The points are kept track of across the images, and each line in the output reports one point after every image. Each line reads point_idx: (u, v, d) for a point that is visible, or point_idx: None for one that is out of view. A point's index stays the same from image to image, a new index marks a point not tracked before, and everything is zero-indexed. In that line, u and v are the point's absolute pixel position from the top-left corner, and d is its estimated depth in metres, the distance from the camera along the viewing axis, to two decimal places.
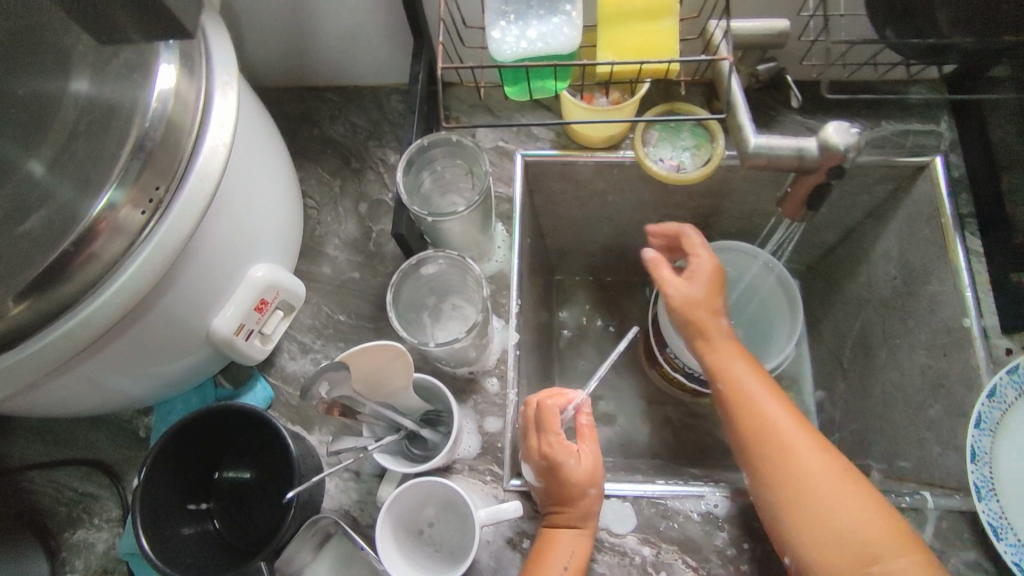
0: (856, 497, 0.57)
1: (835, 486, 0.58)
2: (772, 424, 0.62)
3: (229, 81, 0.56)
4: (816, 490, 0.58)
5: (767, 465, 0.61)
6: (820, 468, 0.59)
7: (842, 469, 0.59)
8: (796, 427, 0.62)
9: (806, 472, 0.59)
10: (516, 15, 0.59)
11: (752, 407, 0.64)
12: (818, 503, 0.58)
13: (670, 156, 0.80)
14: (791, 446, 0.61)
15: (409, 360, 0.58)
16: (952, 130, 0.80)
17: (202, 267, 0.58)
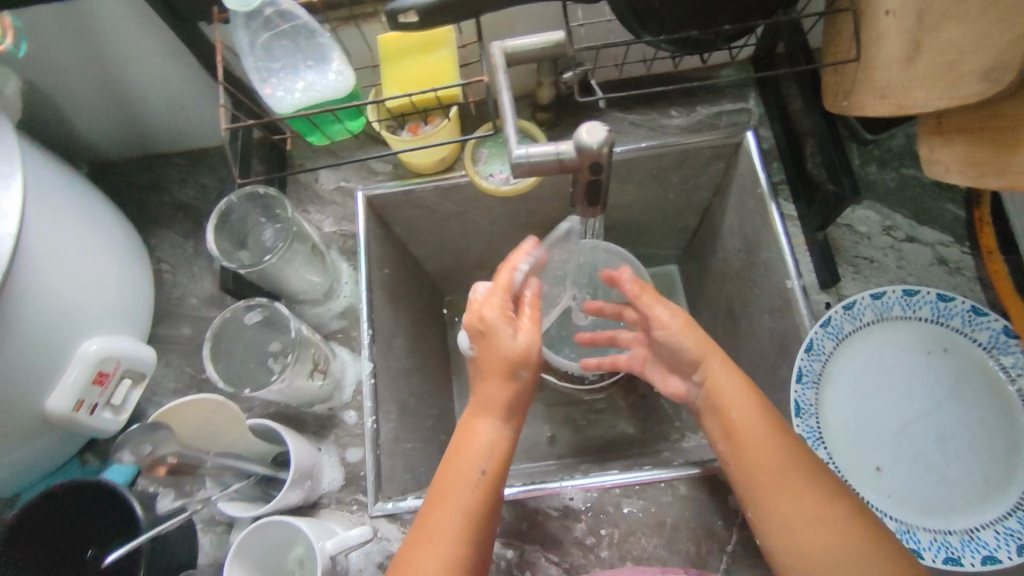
0: (818, 508, 0.52)
1: (811, 506, 0.52)
2: (751, 432, 0.57)
3: (11, 172, 0.57)
4: (784, 503, 0.53)
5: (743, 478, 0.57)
6: (791, 481, 0.54)
7: (821, 486, 0.53)
8: (773, 429, 0.56)
9: (772, 482, 0.54)
10: (286, 68, 0.62)
11: (732, 415, 0.58)
12: (786, 522, 0.53)
13: (500, 169, 0.83)
14: (761, 460, 0.55)
15: (237, 409, 0.60)
16: (759, 106, 0.84)
17: (18, 354, 0.59)
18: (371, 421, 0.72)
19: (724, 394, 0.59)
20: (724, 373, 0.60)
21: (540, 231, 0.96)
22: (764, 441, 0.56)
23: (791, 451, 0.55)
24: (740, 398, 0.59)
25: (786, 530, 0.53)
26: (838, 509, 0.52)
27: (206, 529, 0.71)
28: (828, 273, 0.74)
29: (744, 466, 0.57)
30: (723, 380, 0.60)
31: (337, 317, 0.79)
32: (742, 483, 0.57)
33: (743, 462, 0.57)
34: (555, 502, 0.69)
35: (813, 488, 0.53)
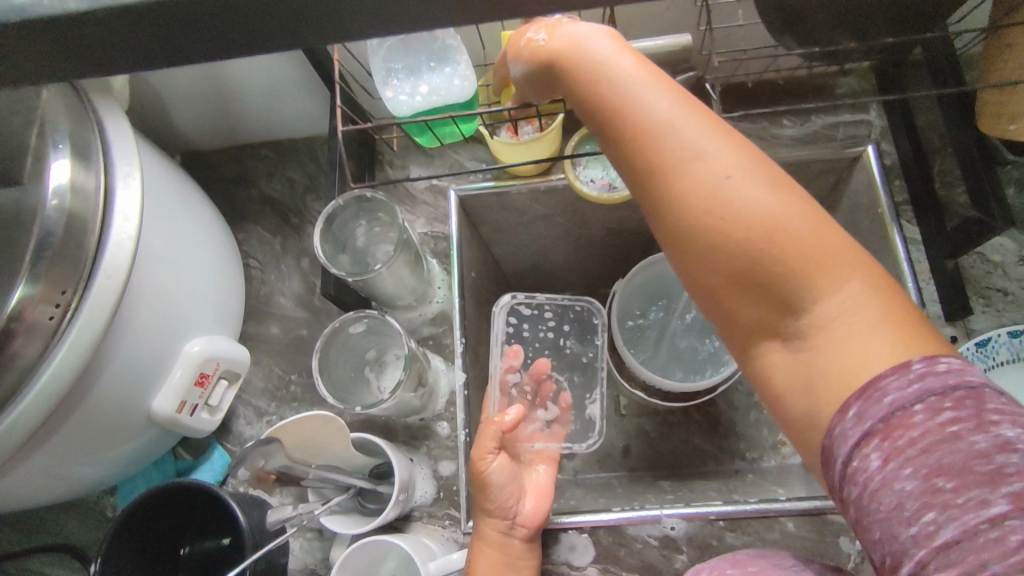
0: (821, 256, 0.40)
1: (810, 265, 0.39)
2: (713, 147, 0.41)
3: (130, 171, 0.58)
4: (778, 284, 0.40)
5: (708, 263, 0.42)
6: (799, 252, 0.39)
7: (825, 248, 0.40)
8: (766, 192, 0.40)
9: (775, 240, 0.40)
10: (407, 70, 0.59)
11: (708, 201, 0.41)
12: (783, 302, 0.40)
13: (601, 175, 0.79)
14: (744, 210, 0.40)
15: (342, 423, 0.58)
16: (882, 118, 0.78)
17: (128, 356, 0.59)
18: (465, 434, 0.70)
19: (717, 181, 0.40)
20: (707, 144, 0.41)
21: (628, 239, 0.92)
22: (760, 215, 0.40)
23: (804, 223, 0.40)
24: (739, 169, 0.41)
25: (757, 274, 0.40)
26: (868, 291, 0.39)
27: (296, 534, 0.71)
28: (955, 307, 0.69)
29: (714, 228, 0.41)
30: (688, 136, 0.41)
31: (429, 324, 0.77)
32: (691, 229, 0.42)
33: (697, 212, 0.41)
34: (656, 531, 0.67)
35: (740, 162, 0.41)
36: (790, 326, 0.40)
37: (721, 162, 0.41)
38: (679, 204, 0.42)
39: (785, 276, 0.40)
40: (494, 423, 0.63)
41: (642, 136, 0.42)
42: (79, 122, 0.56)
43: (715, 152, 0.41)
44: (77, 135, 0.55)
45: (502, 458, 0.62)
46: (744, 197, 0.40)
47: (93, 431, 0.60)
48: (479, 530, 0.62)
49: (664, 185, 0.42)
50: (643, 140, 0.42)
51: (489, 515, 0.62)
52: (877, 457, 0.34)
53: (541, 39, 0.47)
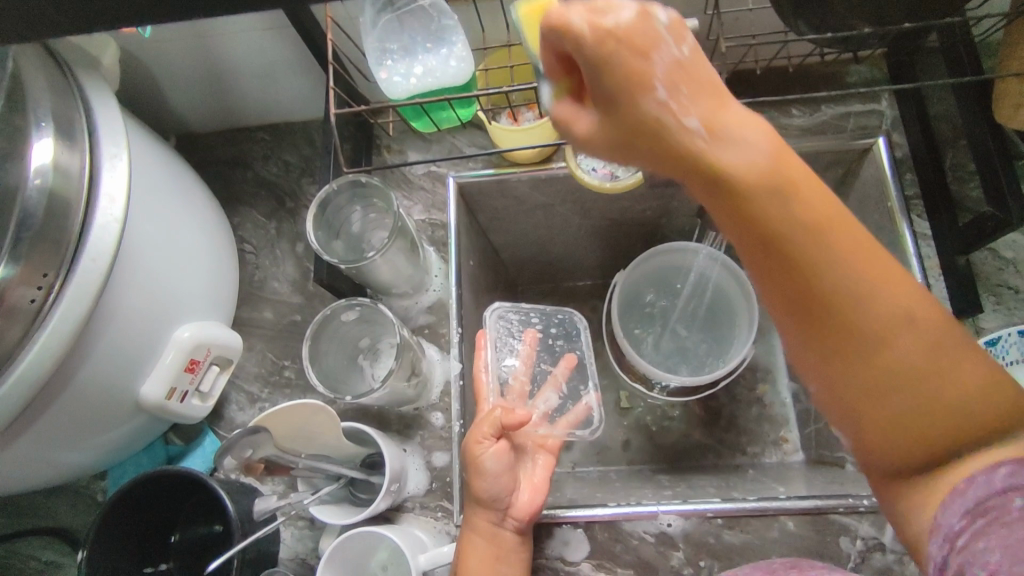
0: (946, 345, 0.35)
1: (942, 363, 0.35)
2: (845, 238, 0.34)
3: (118, 152, 0.56)
4: (924, 394, 0.35)
5: (850, 375, 0.36)
6: (920, 351, 0.35)
7: (948, 326, 0.36)
8: (890, 286, 0.35)
9: (911, 367, 0.35)
10: (403, 51, 0.57)
11: (841, 308, 0.35)
12: (927, 407, 0.35)
13: (603, 163, 0.77)
14: (880, 317, 0.35)
15: (333, 413, 0.57)
16: (893, 107, 0.76)
17: (114, 341, 0.57)
18: (459, 425, 0.69)
19: (837, 291, 0.35)
20: (820, 238, 0.34)
21: (630, 229, 0.90)
22: (916, 352, 0.35)
23: (920, 310, 0.35)
24: (866, 265, 0.34)
25: (907, 382, 0.35)
26: (976, 369, 0.35)
27: (287, 522, 0.70)
28: (964, 303, 0.67)
29: (850, 336, 0.35)
30: (842, 280, 0.34)
31: (425, 312, 0.76)
32: (832, 343, 0.36)
33: (833, 319, 0.35)
34: (651, 528, 0.65)
35: (920, 314, 0.35)
36: (949, 454, 0.36)
37: (844, 270, 0.34)
38: (817, 317, 0.36)
39: (930, 381, 0.35)
40: (495, 411, 0.62)
41: (756, 224, 0.34)
42: (65, 100, 0.55)
43: (845, 265, 0.34)
44: (61, 114, 0.54)
45: (500, 445, 0.60)
46: (902, 330, 0.35)
47: (79, 416, 0.59)
48: (470, 519, 0.60)
49: (790, 291, 0.36)
50: (775, 240, 0.34)
51: (481, 506, 0.60)
52: (1008, 469, 0.34)
53: (578, 16, 0.33)
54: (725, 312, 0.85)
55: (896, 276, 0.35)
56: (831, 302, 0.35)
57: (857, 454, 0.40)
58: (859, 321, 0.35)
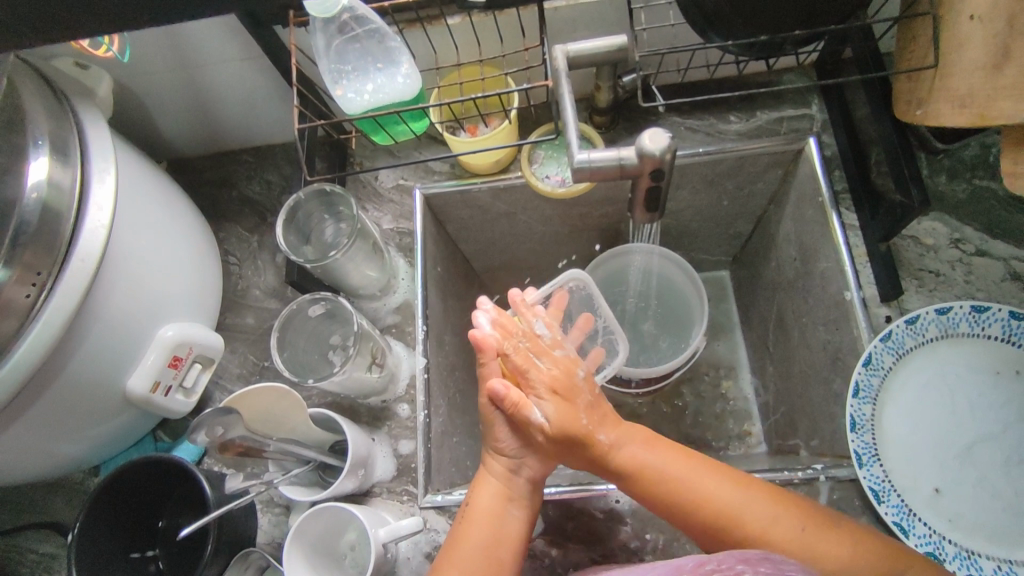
0: (783, 515, 0.57)
1: (771, 521, 0.57)
2: (743, 504, 0.58)
3: (106, 167, 0.64)
4: (750, 524, 0.57)
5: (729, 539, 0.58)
6: (756, 510, 0.58)
7: (771, 499, 0.58)
8: (724, 477, 0.61)
9: (775, 539, 0.56)
10: (356, 71, 0.65)
11: (681, 482, 0.61)
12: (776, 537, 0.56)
13: (556, 172, 0.84)
14: (734, 505, 0.58)
15: (298, 397, 0.63)
16: (822, 111, 0.83)
17: (101, 335, 0.64)
18: (423, 414, 0.74)
19: (673, 475, 0.61)
20: (643, 447, 0.64)
21: (591, 234, 0.96)
22: (772, 516, 0.57)
23: (736, 482, 0.60)
24: (671, 461, 0.62)
25: (752, 535, 0.57)
26: (799, 513, 0.57)
27: (265, 510, 0.75)
28: (889, 287, 0.72)
29: (727, 526, 0.58)
30: (716, 492, 0.59)
31: (392, 313, 0.82)
32: (700, 521, 0.59)
33: (720, 521, 0.58)
34: (601, 504, 0.70)
35: (803, 516, 0.57)
36: None
37: (719, 487, 0.60)
38: (678, 500, 0.60)
39: (776, 541, 0.56)
40: (488, 344, 0.66)
41: (633, 471, 0.63)
42: (61, 125, 0.63)
43: (721, 487, 0.59)
44: (55, 134, 0.61)
45: (543, 407, 0.63)
46: (809, 549, 0.54)
47: (71, 405, 0.65)
48: (487, 463, 0.65)
49: (720, 530, 0.58)
50: (678, 492, 0.60)
51: (496, 452, 0.65)
52: None
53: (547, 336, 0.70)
54: (682, 306, 0.91)
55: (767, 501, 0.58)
56: (732, 526, 0.57)
57: None
58: (701, 496, 0.59)
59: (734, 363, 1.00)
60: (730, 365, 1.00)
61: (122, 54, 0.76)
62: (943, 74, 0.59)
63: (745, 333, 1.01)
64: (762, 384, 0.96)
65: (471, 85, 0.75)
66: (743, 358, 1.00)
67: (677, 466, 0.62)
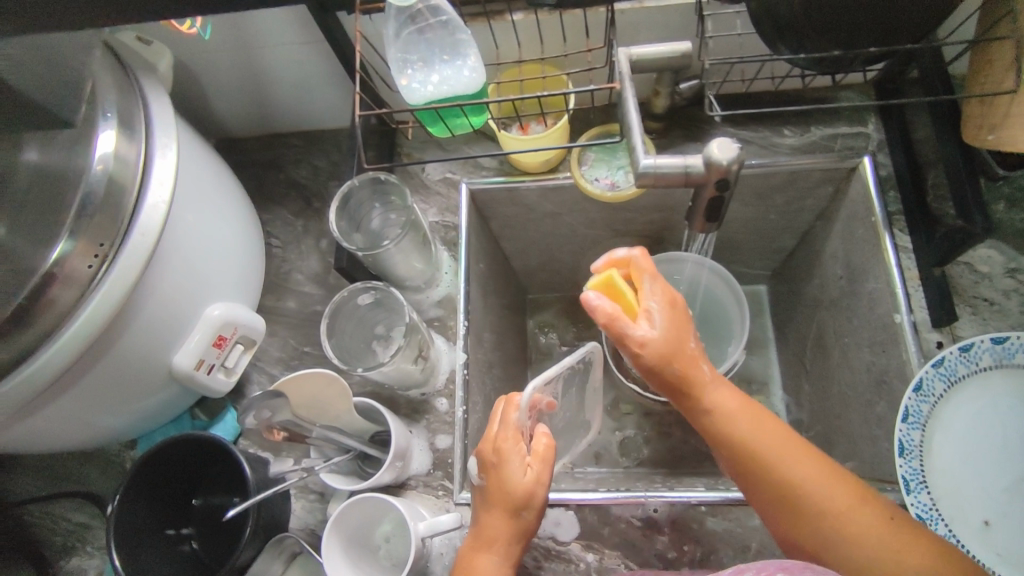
0: (868, 519, 0.54)
1: (852, 512, 0.54)
2: (829, 498, 0.55)
3: (169, 143, 0.64)
4: (829, 522, 0.54)
5: (808, 539, 0.55)
6: (833, 495, 0.55)
7: (854, 489, 0.55)
8: (809, 458, 0.57)
9: (853, 546, 0.53)
10: (422, 62, 0.65)
11: (770, 456, 0.57)
12: (826, 521, 0.54)
13: (605, 174, 0.83)
14: (821, 504, 0.55)
15: (346, 385, 0.63)
16: (880, 130, 0.82)
17: (153, 311, 0.64)
18: (462, 410, 0.73)
19: (755, 447, 0.58)
20: (719, 413, 0.60)
21: (633, 239, 0.96)
22: (855, 518, 0.54)
23: (825, 469, 0.56)
24: (757, 425, 0.59)
25: (846, 552, 0.53)
26: (875, 509, 0.54)
27: (299, 495, 0.75)
28: (942, 313, 0.71)
29: (812, 526, 0.55)
30: (797, 474, 0.56)
31: (435, 306, 0.82)
32: (771, 496, 0.57)
33: (797, 512, 0.55)
34: (639, 512, 0.69)
35: (878, 514, 0.54)
36: None
37: (806, 472, 0.56)
38: (764, 475, 0.57)
39: (847, 539, 0.54)
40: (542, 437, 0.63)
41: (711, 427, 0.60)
42: (126, 97, 0.63)
43: (804, 468, 0.56)
44: (122, 107, 0.61)
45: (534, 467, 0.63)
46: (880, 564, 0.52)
47: (118, 378, 0.65)
48: (488, 530, 0.60)
49: (792, 518, 0.56)
50: (754, 463, 0.57)
51: (495, 509, 0.61)
52: None
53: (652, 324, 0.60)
54: (721, 318, 0.90)
55: (853, 496, 0.55)
56: (814, 529, 0.55)
57: None
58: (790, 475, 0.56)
59: (767, 378, 0.99)
60: (763, 380, 1.00)
61: (204, 32, 0.76)
62: (1021, 101, 0.58)
63: (780, 349, 1.01)
64: (795, 402, 0.95)
65: (532, 83, 0.74)
66: (776, 373, 1.00)
67: (790, 442, 0.58)
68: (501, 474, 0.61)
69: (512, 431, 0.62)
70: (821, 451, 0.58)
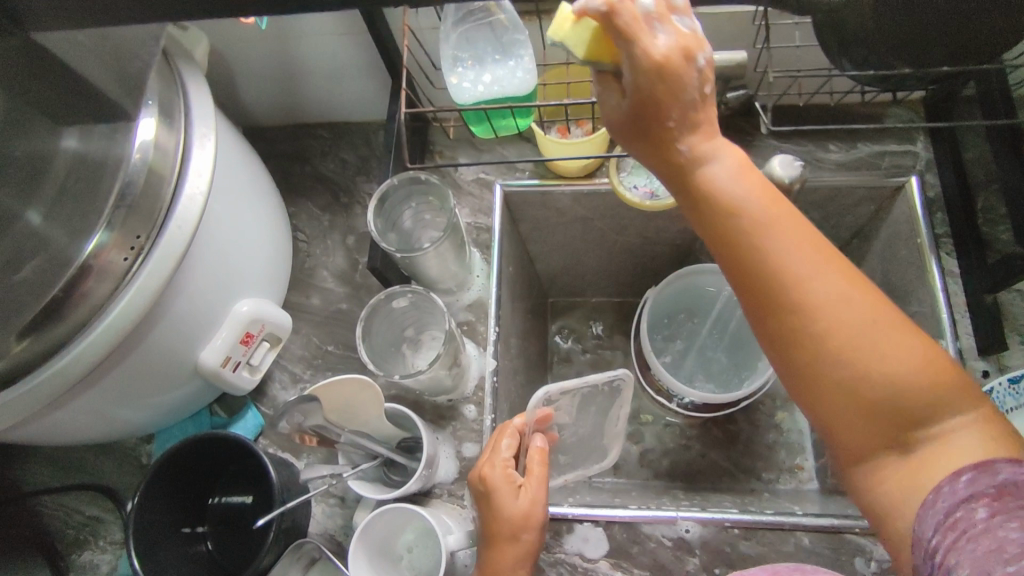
0: (888, 348, 0.42)
1: (868, 342, 0.42)
2: (852, 331, 0.42)
3: (207, 133, 0.62)
4: (836, 327, 0.43)
5: (784, 343, 0.45)
6: (860, 329, 0.42)
7: (885, 320, 0.43)
8: (846, 288, 0.43)
9: (846, 346, 0.42)
10: (473, 60, 0.63)
11: (790, 283, 0.43)
12: (838, 344, 0.43)
13: (644, 182, 0.80)
14: (831, 315, 0.43)
15: (379, 390, 0.62)
16: (928, 150, 0.79)
17: (185, 305, 0.62)
18: (491, 418, 0.72)
19: (774, 258, 0.44)
20: (733, 176, 0.46)
21: (664, 249, 0.94)
22: (874, 343, 0.42)
23: (849, 279, 0.44)
24: (797, 241, 0.44)
25: (842, 361, 0.43)
26: (897, 336, 0.42)
27: (320, 498, 0.74)
28: (988, 342, 0.69)
29: (815, 330, 0.43)
30: (821, 292, 0.43)
31: (464, 310, 0.80)
32: (782, 313, 0.44)
33: (800, 328, 0.43)
34: (670, 532, 0.68)
35: (922, 363, 0.42)
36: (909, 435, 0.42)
37: (826, 293, 0.43)
38: (755, 275, 0.45)
39: (851, 360, 0.42)
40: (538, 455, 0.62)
41: (713, 204, 0.46)
42: (167, 84, 0.61)
43: (822, 288, 0.43)
44: (162, 94, 0.59)
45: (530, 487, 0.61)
46: (863, 352, 0.42)
47: (146, 372, 0.63)
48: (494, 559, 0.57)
49: (782, 320, 0.44)
50: (778, 287, 0.44)
51: (496, 540, 0.58)
52: (986, 510, 0.36)
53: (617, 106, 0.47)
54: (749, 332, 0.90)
55: (884, 332, 0.42)
56: (815, 337, 0.43)
57: (838, 449, 0.45)
58: (810, 297, 0.43)
59: None
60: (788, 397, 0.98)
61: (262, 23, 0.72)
62: None
63: None
64: None
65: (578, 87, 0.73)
66: None
67: (824, 260, 0.44)
68: (494, 503, 0.59)
69: (499, 458, 0.61)
70: (855, 269, 0.45)
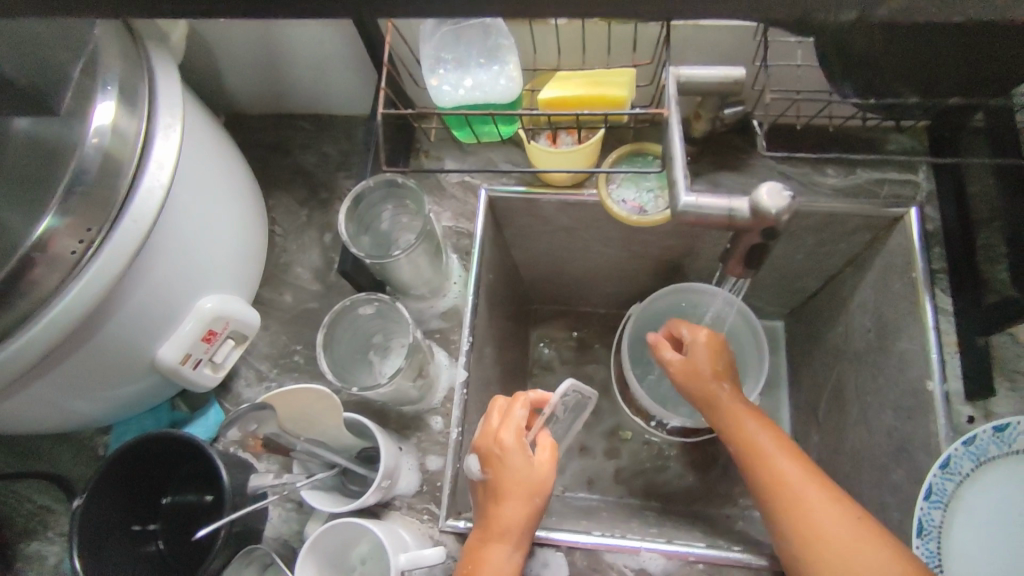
0: (841, 515, 0.56)
1: (830, 525, 0.55)
2: (830, 526, 0.55)
3: (172, 123, 0.59)
4: (827, 544, 0.55)
5: (790, 539, 0.57)
6: (823, 514, 0.56)
7: (837, 500, 0.57)
8: (817, 488, 0.58)
9: (819, 534, 0.55)
10: (455, 63, 0.61)
11: (790, 492, 0.58)
12: (810, 533, 0.56)
13: (633, 196, 0.77)
14: (795, 496, 0.58)
15: (337, 402, 0.59)
16: (930, 180, 0.76)
17: (142, 299, 0.60)
18: (457, 432, 0.69)
19: (785, 472, 0.60)
20: (765, 434, 0.64)
21: (651, 264, 0.91)
22: (832, 523, 0.56)
23: (831, 498, 0.57)
24: (779, 448, 0.62)
25: (812, 534, 0.55)
26: (850, 513, 0.56)
27: (277, 503, 0.72)
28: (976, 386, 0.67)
29: (807, 537, 0.56)
30: (789, 473, 0.60)
31: (439, 317, 0.77)
32: (789, 522, 0.57)
33: (804, 539, 0.56)
34: (633, 562, 0.65)
35: (868, 543, 0.54)
36: None
37: (812, 492, 0.58)
38: (754, 472, 0.62)
39: (823, 540, 0.55)
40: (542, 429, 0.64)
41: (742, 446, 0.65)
42: (133, 67, 0.58)
43: (812, 492, 0.58)
44: (126, 80, 0.56)
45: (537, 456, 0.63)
46: (841, 563, 0.54)
47: (99, 365, 0.61)
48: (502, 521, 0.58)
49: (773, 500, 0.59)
50: (779, 489, 0.59)
51: (504, 501, 0.59)
52: None
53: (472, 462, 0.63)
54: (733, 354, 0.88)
55: (826, 500, 0.57)
56: (788, 518, 0.57)
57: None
58: (784, 526, 0.57)
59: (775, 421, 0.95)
60: None
61: None
62: None
63: (791, 393, 0.96)
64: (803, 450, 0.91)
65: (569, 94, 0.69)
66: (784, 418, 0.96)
67: (809, 477, 0.59)
68: (504, 464, 0.60)
69: (514, 421, 0.62)
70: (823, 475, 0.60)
